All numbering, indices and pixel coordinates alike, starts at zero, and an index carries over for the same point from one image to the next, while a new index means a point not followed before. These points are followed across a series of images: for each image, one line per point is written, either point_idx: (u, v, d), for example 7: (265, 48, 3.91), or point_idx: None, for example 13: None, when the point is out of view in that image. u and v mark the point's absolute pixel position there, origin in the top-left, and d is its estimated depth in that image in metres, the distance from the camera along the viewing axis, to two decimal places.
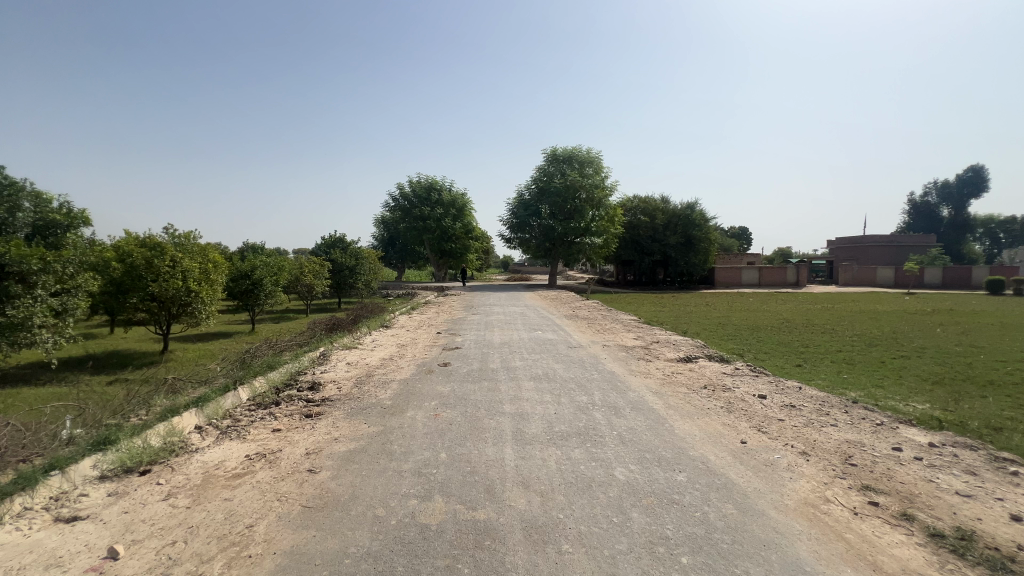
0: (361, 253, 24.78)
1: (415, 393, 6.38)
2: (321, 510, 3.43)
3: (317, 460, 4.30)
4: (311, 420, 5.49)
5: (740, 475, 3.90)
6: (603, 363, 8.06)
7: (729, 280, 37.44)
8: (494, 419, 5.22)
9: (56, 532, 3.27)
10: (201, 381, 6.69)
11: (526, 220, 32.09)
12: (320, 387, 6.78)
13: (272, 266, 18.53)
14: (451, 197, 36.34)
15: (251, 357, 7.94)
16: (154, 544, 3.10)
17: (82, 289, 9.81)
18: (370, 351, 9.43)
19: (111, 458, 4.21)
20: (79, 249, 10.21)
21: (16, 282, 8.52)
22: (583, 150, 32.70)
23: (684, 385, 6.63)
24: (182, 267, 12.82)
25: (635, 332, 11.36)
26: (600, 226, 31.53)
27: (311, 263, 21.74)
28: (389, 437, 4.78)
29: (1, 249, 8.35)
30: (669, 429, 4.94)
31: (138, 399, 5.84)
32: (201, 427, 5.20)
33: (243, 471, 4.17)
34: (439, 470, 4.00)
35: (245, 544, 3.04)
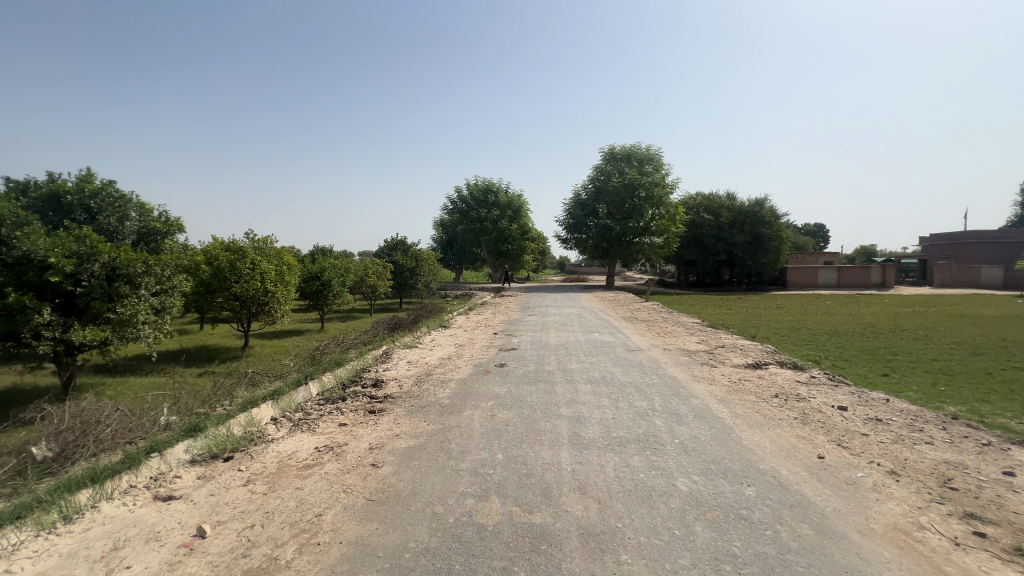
0: (421, 254, 25.53)
1: (473, 393, 6.48)
2: (383, 504, 3.55)
3: (380, 455, 4.47)
4: (375, 415, 5.74)
5: (817, 493, 3.60)
6: (663, 367, 7.79)
7: (804, 280, 34.95)
8: (551, 422, 5.18)
9: (154, 509, 3.63)
10: (276, 375, 7.20)
11: (583, 220, 31.68)
12: (382, 384, 7.07)
13: (340, 268, 19.60)
14: (508, 198, 36.71)
15: (320, 353, 8.43)
16: (235, 526, 3.35)
17: (176, 289, 10.82)
18: (429, 350, 9.71)
19: (200, 444, 4.62)
20: (175, 253, 11.25)
21: (124, 283, 9.46)
22: (642, 147, 31.84)
23: (753, 393, 6.25)
24: (262, 269, 13.87)
25: (697, 336, 10.87)
26: (660, 225, 30.56)
27: (374, 265, 22.78)
28: (447, 436, 4.88)
29: (112, 254, 9.26)
30: (736, 439, 4.68)
31: (223, 390, 6.38)
32: (276, 419, 5.58)
33: (313, 462, 4.43)
34: (495, 470, 4.03)
35: (315, 532, 3.21)
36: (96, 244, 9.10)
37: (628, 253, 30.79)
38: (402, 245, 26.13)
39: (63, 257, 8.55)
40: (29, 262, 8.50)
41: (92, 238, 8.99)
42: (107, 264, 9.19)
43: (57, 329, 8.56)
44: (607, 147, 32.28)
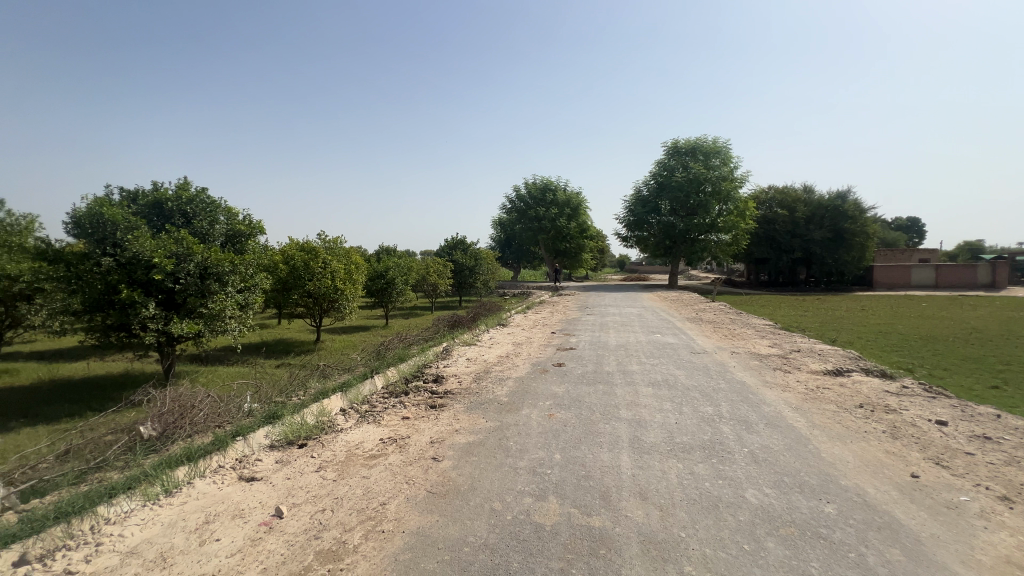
0: (480, 253, 25.98)
1: (531, 392, 6.49)
2: (443, 497, 3.64)
3: (440, 450, 4.59)
4: (435, 410, 5.91)
5: (911, 516, 3.25)
6: (731, 371, 7.38)
7: (894, 280, 31.79)
8: (610, 424, 5.07)
9: (239, 488, 3.96)
10: (345, 368, 7.62)
11: (644, 217, 30.78)
12: (443, 380, 7.27)
13: (403, 267, 20.37)
14: (566, 197, 36.48)
15: (385, 349, 8.82)
16: (309, 509, 3.58)
17: (258, 287, 11.70)
18: (488, 348, 9.85)
19: (279, 430, 4.99)
20: (257, 254, 12.20)
21: (215, 282, 10.40)
22: (708, 140, 30.46)
23: (833, 402, 5.76)
24: (332, 268, 14.73)
25: (769, 339, 10.21)
26: (728, 222, 29.02)
27: (436, 264, 23.47)
28: (505, 433, 4.92)
29: (205, 255, 10.19)
30: (814, 451, 4.34)
31: (298, 380, 6.84)
32: (345, 410, 5.90)
33: (378, 453, 4.63)
34: (553, 471, 4.01)
35: (380, 520, 3.35)
36: (191, 245, 10.09)
37: (692, 251, 29.51)
38: (461, 245, 26.72)
39: (165, 258, 9.56)
40: (137, 262, 9.57)
41: (188, 240, 9.96)
42: (200, 264, 10.14)
43: (160, 322, 9.61)
44: (671, 141, 31.16)
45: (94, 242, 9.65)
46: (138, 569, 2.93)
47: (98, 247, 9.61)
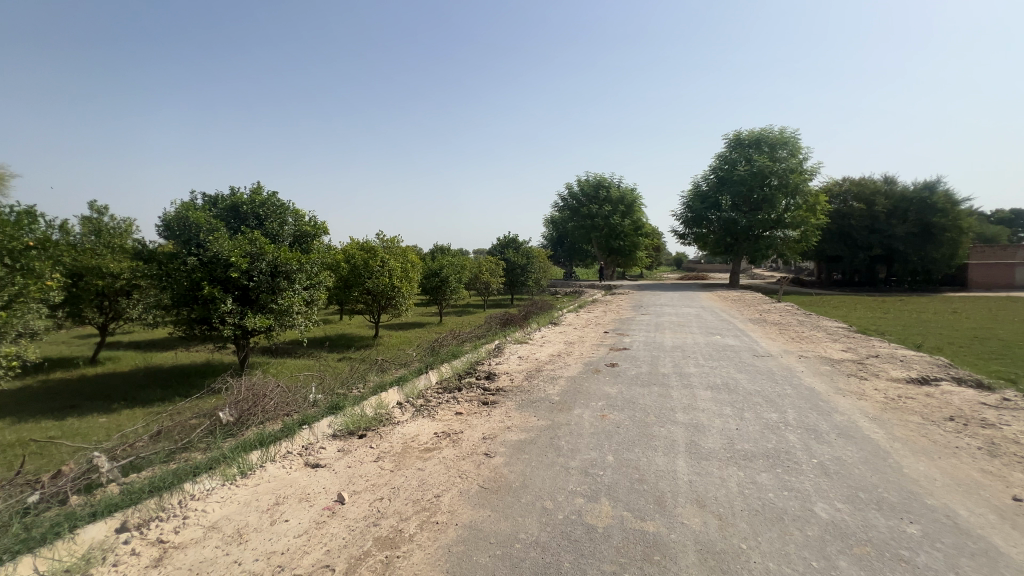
0: (531, 251, 26.01)
1: (583, 391, 6.42)
2: (495, 493, 3.69)
3: (492, 446, 4.65)
4: (488, 407, 6.00)
5: (1012, 544, 2.90)
6: (798, 376, 6.93)
7: (992, 280, 28.55)
8: (665, 428, 4.93)
9: (305, 474, 4.22)
10: (402, 364, 7.90)
11: (703, 213, 29.53)
12: (495, 377, 7.36)
13: (457, 265, 20.78)
14: (620, 194, 35.70)
15: (439, 345, 9.05)
16: (368, 497, 3.75)
17: (322, 284, 12.34)
18: (539, 346, 9.87)
19: (341, 420, 5.26)
20: (321, 253, 12.89)
21: (284, 280, 11.08)
22: (774, 131, 28.72)
23: (918, 414, 5.26)
24: (389, 267, 15.30)
25: (843, 343, 9.47)
26: (796, 217, 27.22)
27: (488, 263, 23.74)
28: (556, 433, 4.90)
29: (275, 254, 10.87)
30: (894, 466, 3.98)
31: (358, 373, 7.17)
32: (401, 403, 6.12)
33: (432, 446, 4.76)
34: (606, 472, 3.94)
35: (434, 512, 3.45)
36: (263, 246, 10.80)
37: (756, 249, 27.95)
38: (514, 244, 26.85)
39: (241, 258, 10.32)
40: (217, 261, 10.41)
41: (260, 241, 10.67)
42: (271, 262, 10.85)
43: (236, 316, 10.43)
44: (732, 133, 29.67)
45: (181, 243, 10.60)
46: (218, 542, 3.19)
47: (185, 248, 10.56)
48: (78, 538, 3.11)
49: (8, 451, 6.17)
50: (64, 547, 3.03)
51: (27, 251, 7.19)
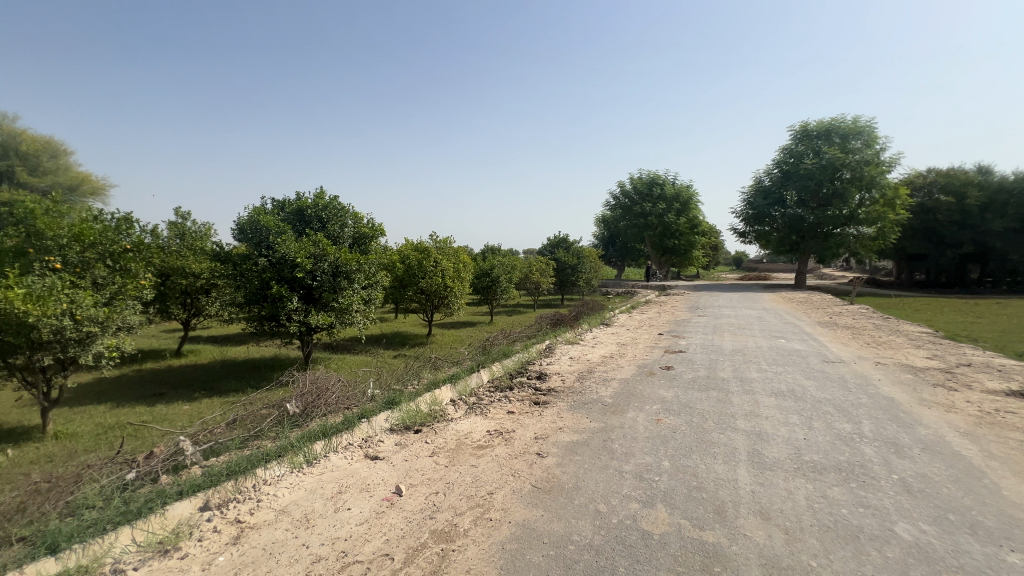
0: (582, 251, 25.76)
1: (637, 394, 6.29)
2: (548, 493, 3.69)
3: (544, 446, 4.65)
4: (539, 406, 6.01)
5: None
6: (874, 384, 6.42)
7: None
8: (725, 434, 4.73)
9: (365, 465, 4.41)
10: (455, 362, 8.08)
11: (766, 210, 28.01)
12: (547, 377, 7.36)
13: (508, 265, 20.92)
14: (675, 191, 34.60)
15: (490, 344, 9.17)
16: (424, 490, 3.86)
17: (379, 283, 12.83)
18: (590, 348, 9.75)
19: (397, 415, 5.46)
20: (378, 254, 13.41)
21: (344, 279, 11.62)
22: (847, 120, 26.77)
23: (1020, 431, 4.72)
24: (442, 267, 15.67)
25: (928, 350, 8.66)
26: (872, 212, 25.19)
27: (538, 262, 23.70)
28: (609, 435, 4.83)
29: (336, 255, 11.41)
30: (990, 487, 3.60)
31: (413, 370, 7.40)
32: (454, 401, 6.26)
33: (485, 444, 4.84)
34: (661, 478, 3.84)
35: (487, 508, 3.51)
36: (325, 247, 11.38)
37: (824, 247, 26.14)
38: (564, 244, 26.65)
39: (305, 259, 10.95)
40: (285, 262, 11.12)
41: (323, 243, 11.25)
42: (333, 263, 11.42)
43: (301, 314, 11.08)
44: (799, 124, 27.98)
45: (253, 245, 11.41)
46: (288, 525, 3.41)
47: (256, 250, 11.36)
48: (168, 514, 3.42)
49: (109, 432, 6.90)
50: (157, 521, 3.35)
51: (125, 253, 8.00)
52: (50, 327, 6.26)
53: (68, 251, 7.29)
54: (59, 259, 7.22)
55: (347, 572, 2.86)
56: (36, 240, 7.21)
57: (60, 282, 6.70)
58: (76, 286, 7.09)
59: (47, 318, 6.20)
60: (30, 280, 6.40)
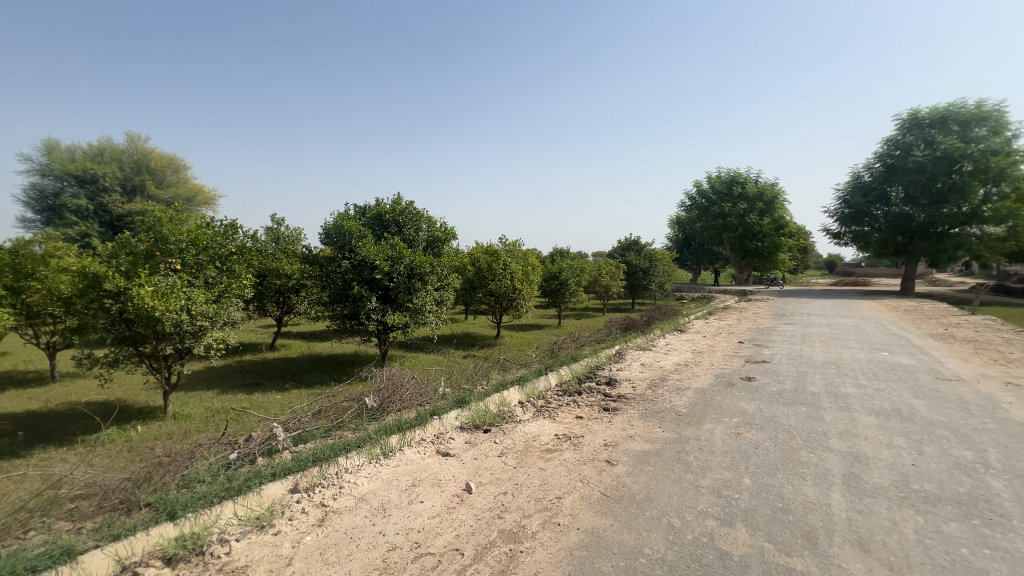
0: (655, 254, 24.85)
1: (714, 405, 5.95)
2: (618, 502, 3.60)
3: (614, 454, 4.54)
4: (609, 413, 5.88)
5: None
6: (1002, 408, 5.55)
7: None
8: (816, 454, 4.33)
9: (436, 461, 4.57)
10: (523, 364, 8.13)
11: (865, 208, 25.39)
12: (616, 383, 7.18)
13: (577, 268, 20.69)
14: (758, 189, 32.41)
15: (558, 348, 9.12)
16: (492, 489, 3.92)
17: (450, 286, 13.25)
18: (663, 354, 9.37)
19: (467, 414, 5.60)
20: (450, 257, 13.84)
21: (418, 281, 12.13)
22: (968, 105, 23.59)
23: None
24: (511, 269, 15.84)
25: None
26: (1000, 210, 21.94)
27: (608, 266, 23.19)
28: (684, 447, 4.61)
29: (411, 257, 11.95)
30: None
31: (483, 371, 7.54)
32: (522, 402, 6.30)
33: (553, 447, 4.81)
34: (742, 496, 3.59)
35: (556, 513, 3.49)
36: (401, 250, 11.95)
37: (938, 249, 23.18)
38: (635, 246, 25.87)
39: (383, 262, 11.60)
40: (365, 264, 11.88)
41: (400, 246, 11.84)
42: (408, 266, 11.97)
43: (379, 313, 11.72)
44: (907, 112, 25.10)
45: (338, 248, 12.27)
46: (367, 513, 3.62)
47: (340, 253, 12.20)
48: (264, 493, 3.76)
49: (216, 415, 7.74)
50: (255, 499, 3.70)
51: (231, 256, 8.95)
52: (171, 320, 7.18)
53: (186, 253, 8.30)
54: (179, 261, 8.24)
55: (420, 562, 2.98)
56: (162, 244, 8.26)
57: (179, 281, 7.64)
58: (192, 285, 8.03)
59: (167, 312, 7.09)
60: (156, 278, 7.37)
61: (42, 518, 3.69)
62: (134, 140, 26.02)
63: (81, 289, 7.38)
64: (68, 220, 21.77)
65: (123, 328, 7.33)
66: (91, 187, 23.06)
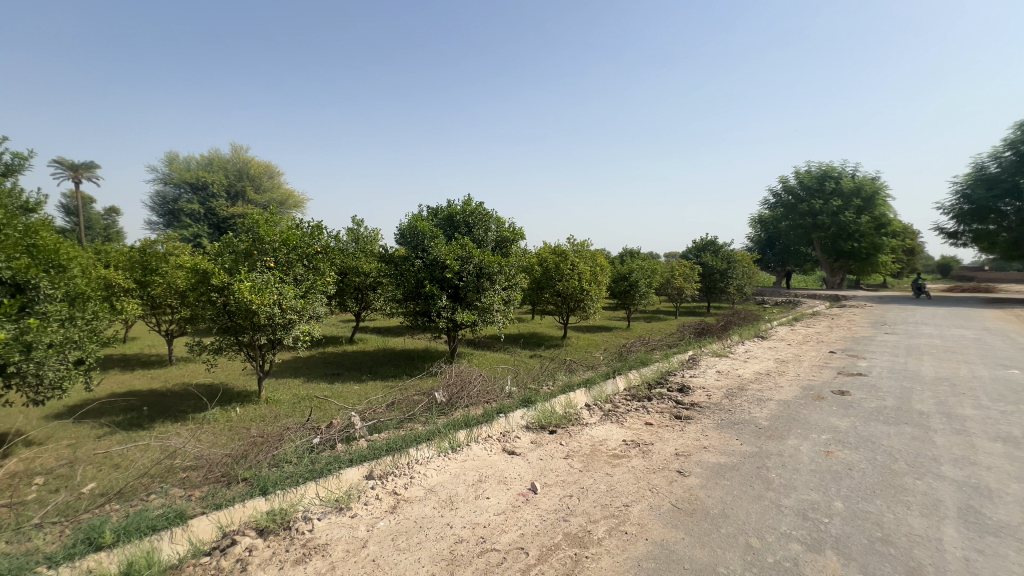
0: (733, 254, 23.40)
1: (800, 419, 5.49)
2: (690, 515, 3.42)
3: (687, 464, 4.33)
4: (681, 421, 5.63)
5: None
6: None
7: None
8: (924, 481, 3.85)
9: (502, 458, 4.63)
10: (590, 367, 8.00)
11: (990, 204, 22.17)
12: (689, 390, 6.85)
13: (647, 269, 20.00)
14: (855, 184, 29.39)
15: (627, 351, 8.88)
16: (558, 491, 3.90)
17: (517, 285, 13.37)
18: (741, 362, 8.80)
19: (533, 414, 5.61)
20: (518, 257, 13.96)
21: (486, 280, 12.37)
22: None
23: None
24: (579, 270, 15.65)
25: None
26: None
27: (681, 267, 22.18)
28: (765, 462, 4.30)
29: (480, 257, 12.19)
30: None
31: (549, 371, 7.52)
32: (588, 405, 6.20)
33: (621, 453, 4.69)
34: (832, 521, 3.28)
35: (623, 520, 3.39)
36: (471, 250, 12.22)
37: None
38: (711, 246, 24.38)
39: (453, 261, 11.94)
40: (436, 263, 12.31)
41: (469, 246, 12.11)
42: (477, 265, 12.23)
43: (449, 312, 12.08)
44: None
45: (412, 248, 12.83)
46: (436, 504, 3.74)
47: (414, 252, 12.74)
48: (343, 478, 4.02)
49: (302, 402, 8.41)
50: (334, 482, 3.96)
51: (317, 255, 9.65)
52: (266, 313, 7.88)
53: (279, 253, 9.07)
54: (273, 259, 9.03)
55: (485, 557, 3.02)
56: (259, 244, 9.08)
57: (273, 278, 8.38)
58: (284, 281, 8.76)
59: (263, 306, 7.79)
60: (254, 276, 8.13)
61: (161, 484, 4.22)
62: (238, 150, 28.99)
63: (194, 283, 8.31)
64: (184, 223, 24.73)
65: (226, 319, 8.17)
66: (202, 193, 26.00)
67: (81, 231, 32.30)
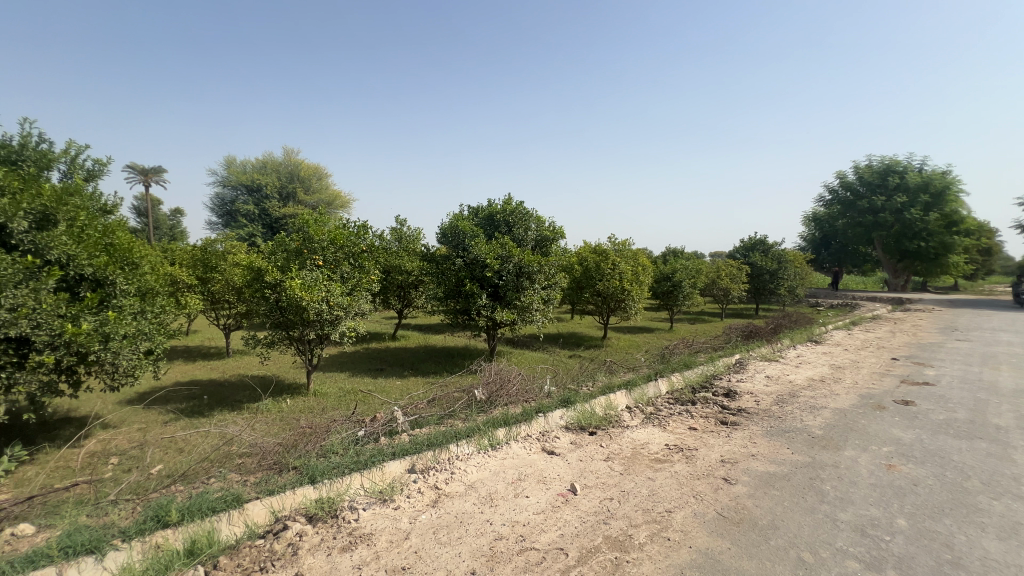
0: (784, 254, 22.32)
1: (857, 429, 5.18)
2: (737, 525, 3.30)
3: (733, 472, 4.18)
4: (726, 427, 5.43)
5: None
6: None
7: None
8: (1001, 501, 3.54)
9: (541, 458, 4.63)
10: (631, 368, 7.86)
11: None
12: (736, 395, 6.60)
13: (691, 270, 19.41)
14: (922, 179, 27.34)
15: (669, 353, 8.66)
16: (598, 493, 3.85)
17: (557, 285, 13.30)
18: (793, 367, 8.38)
19: (572, 414, 5.57)
20: (558, 256, 13.89)
21: (525, 279, 12.39)
22: None
23: None
24: (620, 269, 15.38)
25: None
26: None
27: (728, 267, 21.37)
28: (819, 473, 4.08)
29: (520, 256, 12.22)
30: None
31: (589, 372, 7.44)
32: (629, 407, 6.09)
33: (664, 458, 4.58)
34: (895, 539, 3.07)
35: (665, 526, 3.32)
36: (510, 250, 12.27)
37: None
38: (761, 245, 23.27)
39: (493, 261, 12.03)
40: (477, 262, 12.44)
41: (509, 245, 12.17)
42: (517, 265, 12.27)
43: (489, 310, 12.18)
44: None
45: (453, 247, 13.04)
46: (475, 500, 3.79)
47: (455, 252, 12.94)
48: (386, 470, 4.15)
49: (347, 395, 8.73)
50: (378, 474, 4.09)
51: (362, 254, 9.98)
52: (315, 309, 8.23)
53: (327, 251, 9.45)
54: (322, 258, 9.41)
55: (525, 555, 3.03)
56: (309, 243, 9.49)
57: (321, 276, 8.74)
58: (331, 279, 9.11)
59: (312, 302, 8.14)
60: (304, 274, 8.50)
61: (220, 468, 4.49)
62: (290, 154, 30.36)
63: (249, 281, 8.79)
64: (241, 223, 26.16)
65: (279, 315, 8.58)
66: (257, 195, 27.41)
67: (149, 232, 34.81)
